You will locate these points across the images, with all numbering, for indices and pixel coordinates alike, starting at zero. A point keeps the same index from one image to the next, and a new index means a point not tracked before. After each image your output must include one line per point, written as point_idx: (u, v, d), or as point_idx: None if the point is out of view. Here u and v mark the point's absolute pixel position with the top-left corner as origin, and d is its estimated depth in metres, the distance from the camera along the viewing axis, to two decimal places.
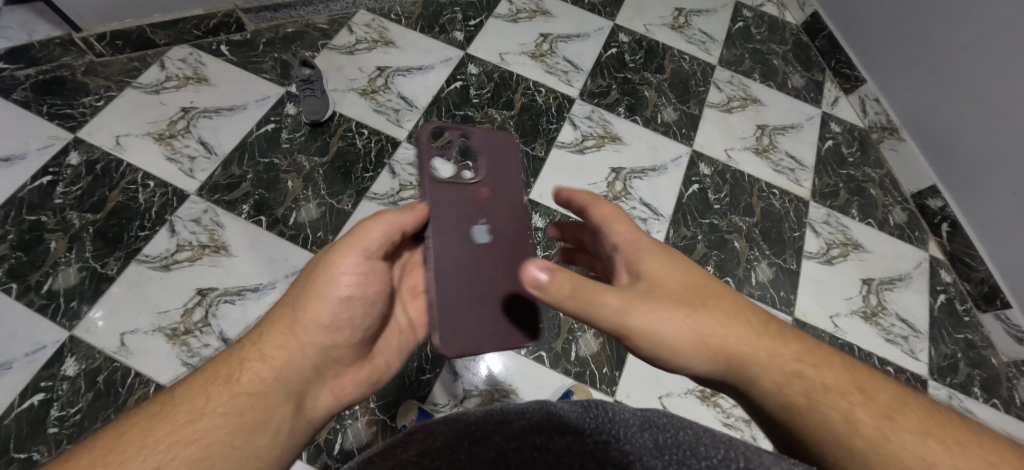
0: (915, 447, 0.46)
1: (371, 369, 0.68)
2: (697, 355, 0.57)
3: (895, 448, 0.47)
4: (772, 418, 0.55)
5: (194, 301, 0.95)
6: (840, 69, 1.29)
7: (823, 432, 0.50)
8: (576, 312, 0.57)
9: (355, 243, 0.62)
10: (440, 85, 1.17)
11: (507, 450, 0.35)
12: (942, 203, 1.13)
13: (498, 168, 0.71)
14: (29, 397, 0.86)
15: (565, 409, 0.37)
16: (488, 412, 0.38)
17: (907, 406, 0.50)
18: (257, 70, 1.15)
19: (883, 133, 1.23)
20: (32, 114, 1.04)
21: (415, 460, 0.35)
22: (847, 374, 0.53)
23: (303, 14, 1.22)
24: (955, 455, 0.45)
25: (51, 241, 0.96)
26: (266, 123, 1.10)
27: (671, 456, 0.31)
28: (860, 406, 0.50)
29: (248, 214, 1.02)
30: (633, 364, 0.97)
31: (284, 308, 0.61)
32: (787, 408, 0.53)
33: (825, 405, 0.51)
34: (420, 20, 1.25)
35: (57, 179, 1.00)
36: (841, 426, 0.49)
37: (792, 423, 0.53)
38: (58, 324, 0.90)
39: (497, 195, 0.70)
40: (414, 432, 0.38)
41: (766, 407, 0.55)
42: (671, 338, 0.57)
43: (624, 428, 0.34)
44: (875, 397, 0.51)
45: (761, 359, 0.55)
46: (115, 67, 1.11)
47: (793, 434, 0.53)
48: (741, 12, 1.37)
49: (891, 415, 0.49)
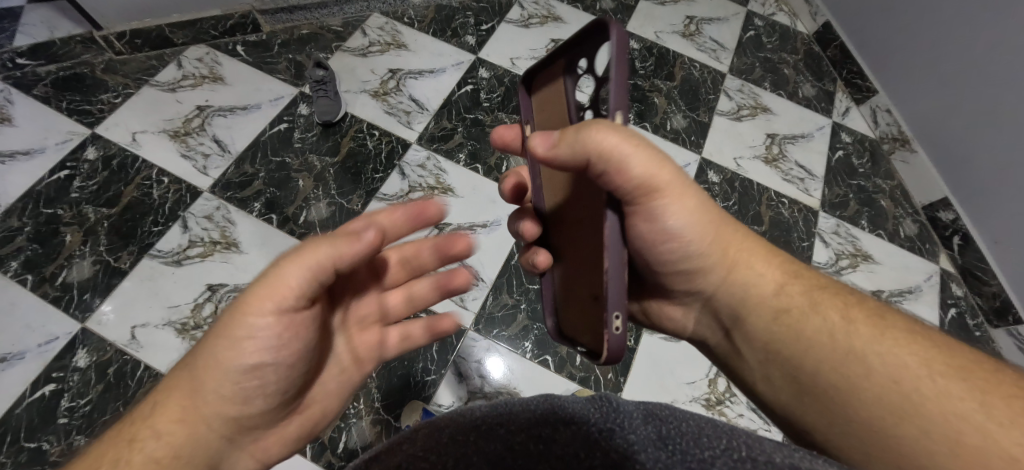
0: (882, 351, 0.49)
1: (300, 423, 0.57)
2: (706, 246, 0.57)
3: (859, 353, 0.50)
4: (752, 352, 0.57)
5: (204, 296, 0.96)
6: (851, 80, 1.29)
7: (811, 366, 0.52)
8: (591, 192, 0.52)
9: (271, 297, 0.48)
10: (451, 88, 1.18)
11: (513, 444, 0.36)
12: (954, 216, 1.13)
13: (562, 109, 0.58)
14: (40, 387, 0.87)
15: (569, 402, 0.36)
16: (494, 406, 0.38)
17: (895, 331, 0.50)
18: (271, 70, 1.17)
19: (895, 145, 1.22)
20: (52, 110, 1.07)
21: (422, 456, 0.36)
22: (824, 296, 0.55)
23: (317, 16, 1.24)
24: (940, 377, 0.46)
25: (66, 234, 0.98)
26: (279, 123, 1.12)
27: (675, 446, 0.31)
28: (849, 309, 0.53)
29: (259, 212, 1.03)
30: (639, 370, 0.97)
31: (181, 373, 0.50)
32: (779, 344, 0.55)
33: (812, 340, 0.53)
34: (433, 24, 1.26)
35: (74, 173, 1.02)
36: (833, 364, 0.51)
37: (779, 360, 0.55)
38: (71, 316, 0.92)
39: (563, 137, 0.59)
40: (419, 428, 0.39)
41: (753, 337, 0.57)
42: (681, 229, 0.56)
43: (629, 419, 0.34)
44: (859, 320, 0.52)
45: (763, 271, 0.58)
46: (134, 64, 1.14)
47: (782, 369, 0.55)
48: (753, 20, 1.38)
49: (876, 341, 0.50)
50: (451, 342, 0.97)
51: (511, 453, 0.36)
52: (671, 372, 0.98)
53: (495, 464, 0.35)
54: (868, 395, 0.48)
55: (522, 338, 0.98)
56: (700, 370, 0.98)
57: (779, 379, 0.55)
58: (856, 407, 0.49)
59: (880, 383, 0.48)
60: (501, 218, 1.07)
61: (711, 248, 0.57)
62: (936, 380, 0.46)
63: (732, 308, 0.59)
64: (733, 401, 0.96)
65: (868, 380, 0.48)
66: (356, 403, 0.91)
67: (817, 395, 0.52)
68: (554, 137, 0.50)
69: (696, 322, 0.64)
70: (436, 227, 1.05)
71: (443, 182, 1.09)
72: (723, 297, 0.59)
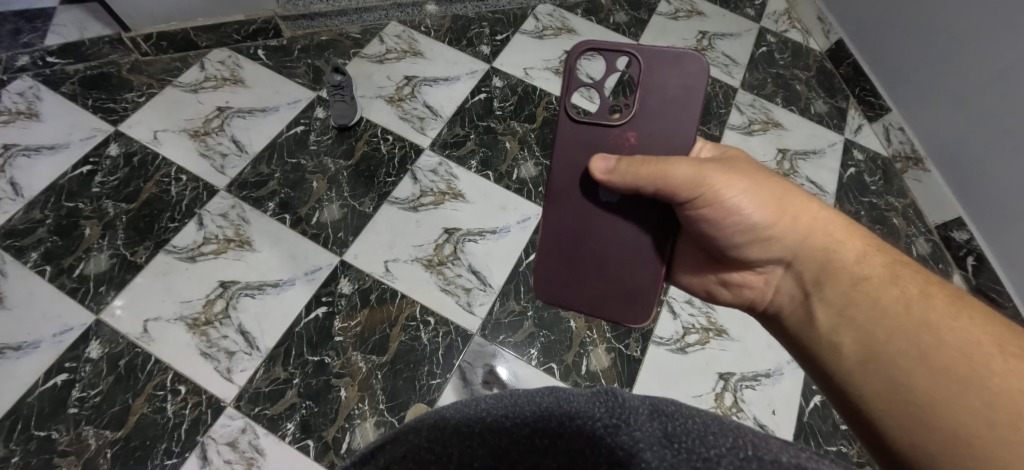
0: (955, 330, 0.49)
1: None
2: (777, 217, 0.61)
3: (930, 326, 0.50)
4: (828, 319, 0.57)
5: (216, 292, 0.97)
6: (864, 97, 1.29)
7: (884, 336, 0.52)
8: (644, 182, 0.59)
9: None
10: (465, 96, 1.20)
11: (518, 437, 0.35)
12: (968, 236, 1.11)
13: (659, 108, 0.61)
14: (53, 376, 0.89)
15: (573, 395, 0.36)
16: (500, 398, 0.37)
17: (972, 314, 0.50)
18: (290, 74, 1.19)
19: (907, 163, 1.21)
20: (78, 107, 1.10)
21: (427, 446, 0.35)
22: (905, 273, 0.55)
23: (336, 23, 1.26)
24: (1012, 358, 0.46)
25: (85, 228, 1.00)
26: (296, 125, 1.14)
27: (681, 445, 0.31)
28: (925, 286, 0.53)
29: (273, 212, 1.05)
30: (644, 381, 0.97)
31: None
32: (857, 310, 0.55)
33: (886, 309, 0.53)
34: (449, 33, 1.28)
35: (96, 168, 1.05)
36: (906, 335, 0.51)
37: (851, 326, 0.55)
38: (86, 307, 0.94)
39: (648, 131, 0.62)
40: (425, 418, 0.38)
41: (833, 304, 0.57)
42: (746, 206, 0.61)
43: (634, 415, 0.34)
44: (938, 297, 0.52)
45: (849, 239, 0.58)
46: (158, 66, 1.17)
47: (854, 339, 0.54)
48: (766, 37, 1.38)
49: (950, 317, 0.50)
50: (457, 347, 0.97)
51: (515, 447, 0.34)
52: (677, 385, 0.97)
53: (500, 457, 0.34)
54: (939, 367, 0.48)
55: (528, 345, 0.98)
56: (707, 384, 0.98)
57: (846, 345, 0.55)
58: (919, 376, 0.49)
59: (947, 358, 0.48)
60: (510, 225, 1.08)
61: (791, 224, 0.61)
62: (1007, 361, 0.46)
63: (814, 273, 0.60)
64: (740, 415, 0.96)
65: (940, 350, 0.49)
66: (361, 404, 0.92)
67: (885, 366, 0.51)
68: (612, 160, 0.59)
69: (779, 290, 0.65)
70: (446, 232, 1.06)
71: (454, 187, 1.10)
72: (809, 265, 0.60)
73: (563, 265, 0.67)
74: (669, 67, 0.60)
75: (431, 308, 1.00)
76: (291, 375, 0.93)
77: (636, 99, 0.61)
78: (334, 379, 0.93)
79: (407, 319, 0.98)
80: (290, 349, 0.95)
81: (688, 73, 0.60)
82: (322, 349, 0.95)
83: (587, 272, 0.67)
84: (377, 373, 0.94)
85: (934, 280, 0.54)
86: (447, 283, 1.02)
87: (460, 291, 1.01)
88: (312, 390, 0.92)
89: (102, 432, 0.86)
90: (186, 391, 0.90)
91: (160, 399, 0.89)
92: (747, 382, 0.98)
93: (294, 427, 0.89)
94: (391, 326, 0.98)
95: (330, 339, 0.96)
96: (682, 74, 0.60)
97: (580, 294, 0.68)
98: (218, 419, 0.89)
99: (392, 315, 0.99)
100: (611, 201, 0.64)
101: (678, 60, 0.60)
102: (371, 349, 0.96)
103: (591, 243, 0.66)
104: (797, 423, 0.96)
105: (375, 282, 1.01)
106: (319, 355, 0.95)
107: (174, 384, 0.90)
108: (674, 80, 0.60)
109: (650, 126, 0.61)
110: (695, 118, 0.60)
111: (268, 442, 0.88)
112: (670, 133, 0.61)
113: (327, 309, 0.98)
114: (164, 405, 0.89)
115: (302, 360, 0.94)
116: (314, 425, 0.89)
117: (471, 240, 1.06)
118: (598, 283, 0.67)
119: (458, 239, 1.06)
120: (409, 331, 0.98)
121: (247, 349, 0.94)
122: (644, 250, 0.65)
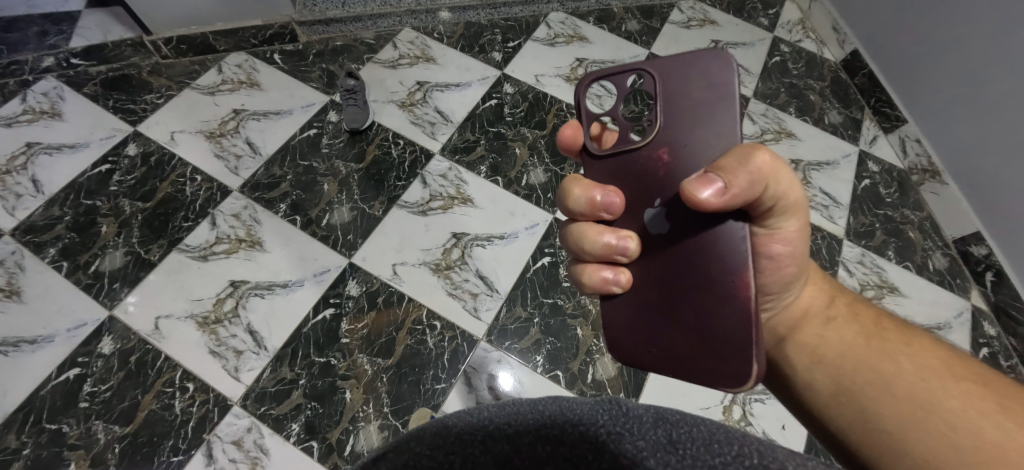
0: (914, 359, 0.48)
1: None
2: (805, 269, 0.57)
3: (887, 357, 0.50)
4: (798, 358, 0.55)
5: (226, 291, 0.99)
6: (879, 108, 1.27)
7: (849, 369, 0.51)
8: (749, 191, 0.45)
9: None
10: (476, 101, 1.21)
11: (520, 445, 0.33)
12: (987, 251, 1.09)
13: (696, 112, 0.48)
14: (65, 370, 0.90)
15: (576, 402, 0.34)
16: (500, 404, 0.35)
17: (922, 343, 0.50)
18: (305, 78, 1.21)
19: (924, 176, 1.19)
20: (99, 107, 1.13)
21: (430, 454, 0.34)
22: (864, 310, 0.56)
23: (351, 29, 1.28)
24: (965, 381, 0.46)
25: (102, 225, 1.03)
26: (309, 128, 1.15)
27: (687, 451, 0.30)
28: (882, 320, 0.54)
29: (284, 213, 1.06)
30: (651, 391, 0.96)
31: None
32: (824, 348, 0.53)
33: (850, 345, 0.52)
34: (461, 40, 1.30)
35: (114, 167, 1.08)
36: (867, 366, 0.50)
37: (822, 362, 0.53)
38: (99, 303, 0.96)
39: (687, 143, 0.49)
40: (426, 425, 0.36)
41: (803, 344, 0.55)
42: (797, 254, 0.55)
43: (639, 424, 0.32)
44: (891, 328, 0.52)
45: (824, 288, 0.59)
46: (177, 68, 1.20)
47: (824, 375, 0.52)
48: (779, 46, 1.37)
49: (903, 347, 0.50)
50: (462, 351, 0.97)
51: (517, 455, 0.33)
52: (685, 396, 0.96)
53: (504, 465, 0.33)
54: (904, 396, 0.47)
55: (534, 352, 0.98)
56: (715, 396, 0.96)
57: (820, 384, 0.52)
58: (886, 408, 0.47)
59: (907, 385, 0.47)
60: (518, 230, 1.08)
61: (801, 268, 0.56)
62: (962, 384, 0.46)
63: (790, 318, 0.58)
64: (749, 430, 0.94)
65: (900, 378, 0.48)
66: (365, 406, 0.92)
67: (854, 400, 0.49)
68: (718, 179, 0.44)
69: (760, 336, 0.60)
70: (454, 236, 1.06)
71: (463, 192, 1.11)
72: (788, 312, 0.58)
73: (631, 317, 0.53)
74: (694, 72, 0.49)
75: (437, 312, 1.00)
76: (296, 375, 0.93)
77: (660, 111, 0.50)
78: (340, 381, 0.93)
79: (414, 323, 0.99)
80: (296, 350, 0.95)
81: (717, 76, 0.48)
82: (328, 351, 0.96)
83: (660, 321, 0.51)
84: (382, 375, 0.94)
85: (890, 316, 0.55)
86: (454, 287, 1.02)
87: (467, 296, 1.01)
88: (317, 391, 0.92)
89: (111, 427, 0.87)
90: (194, 388, 0.91)
91: (168, 396, 0.90)
92: (756, 396, 0.97)
93: (299, 427, 0.90)
94: (397, 329, 0.98)
95: (336, 340, 0.96)
96: (709, 78, 0.48)
97: (658, 350, 0.51)
98: (224, 417, 0.89)
99: (399, 318, 0.99)
100: (663, 233, 0.50)
101: (702, 62, 0.48)
102: (377, 351, 0.96)
103: (659, 286, 0.51)
104: (807, 439, 0.94)
105: (383, 284, 1.01)
106: (325, 356, 0.95)
107: (182, 381, 0.92)
108: (699, 87, 0.49)
109: (687, 136, 0.49)
110: (737, 121, 0.46)
111: (273, 442, 0.88)
112: (717, 140, 0.47)
113: (335, 310, 0.99)
114: (172, 402, 0.90)
115: (308, 361, 0.94)
116: (318, 426, 0.90)
117: (479, 245, 1.06)
118: (675, 334, 0.50)
119: (467, 244, 1.06)
120: (415, 335, 0.98)
121: (255, 348, 0.95)
122: (726, 284, 0.47)
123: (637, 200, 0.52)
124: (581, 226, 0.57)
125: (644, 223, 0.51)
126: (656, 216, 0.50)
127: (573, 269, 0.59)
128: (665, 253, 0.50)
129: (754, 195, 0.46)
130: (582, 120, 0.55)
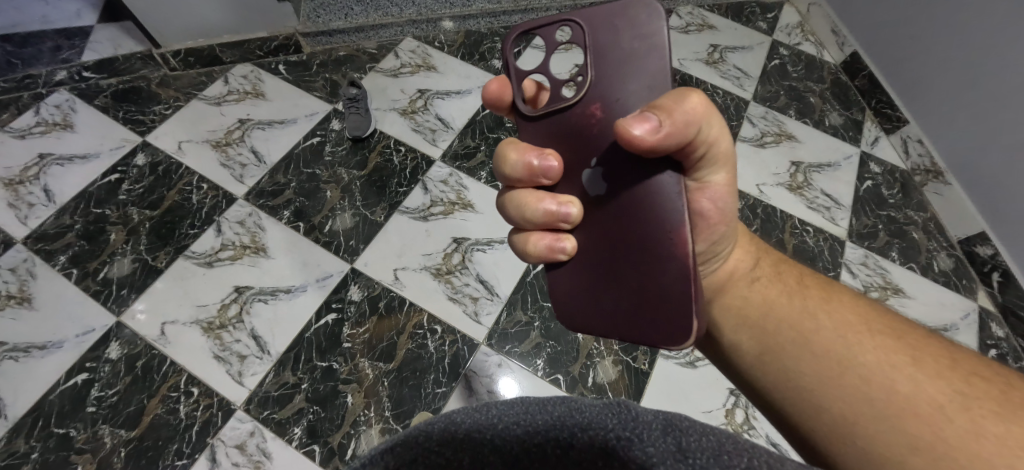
0: (831, 316, 0.50)
1: None
2: (730, 228, 0.58)
3: (805, 316, 0.51)
4: (726, 321, 0.56)
5: (231, 297, 1.00)
6: (880, 109, 1.27)
7: (772, 328, 0.53)
8: (678, 131, 0.45)
9: None
10: (476, 108, 1.23)
11: (529, 446, 0.33)
12: (993, 251, 1.08)
13: (622, 62, 0.48)
14: (73, 375, 0.92)
15: (585, 405, 0.34)
16: (508, 403, 0.35)
17: (842, 300, 0.52)
18: (309, 88, 1.24)
19: (927, 176, 1.18)
20: (110, 118, 1.16)
21: (438, 451, 0.33)
22: (787, 274, 0.58)
23: (354, 40, 1.31)
24: (878, 334, 0.47)
25: (111, 233, 1.05)
26: (312, 136, 1.18)
27: (696, 461, 0.30)
28: (805, 283, 0.56)
29: (288, 220, 1.08)
30: (651, 394, 0.95)
31: None
32: (750, 309, 0.55)
33: (773, 306, 0.54)
34: (462, 48, 1.32)
35: (124, 176, 1.10)
36: (790, 325, 0.52)
37: (747, 324, 0.54)
38: (107, 310, 0.98)
39: (618, 96, 0.49)
40: (433, 420, 0.35)
41: (730, 307, 0.57)
42: (720, 212, 0.56)
43: (647, 430, 0.32)
44: (811, 289, 0.54)
45: (749, 249, 0.61)
46: (185, 80, 1.23)
47: (751, 336, 0.54)
48: (778, 50, 1.38)
49: (823, 305, 0.52)
50: (463, 355, 0.97)
51: (526, 456, 0.33)
52: (686, 399, 0.95)
53: (511, 466, 0.33)
54: (820, 351, 0.48)
55: (535, 356, 0.98)
56: (717, 399, 0.95)
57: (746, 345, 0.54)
58: (805, 365, 0.49)
59: (823, 341, 0.49)
60: None
61: (729, 226, 0.57)
62: (875, 337, 0.47)
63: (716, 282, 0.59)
64: (752, 433, 0.93)
65: (817, 335, 0.49)
66: (367, 410, 0.92)
67: (777, 359, 0.51)
68: (652, 119, 0.44)
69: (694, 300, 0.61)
70: (455, 241, 1.07)
71: (464, 197, 1.12)
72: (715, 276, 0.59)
73: (578, 279, 0.54)
74: (621, 23, 0.48)
75: (438, 317, 1.00)
76: (299, 380, 0.94)
77: (591, 65, 0.49)
78: (342, 385, 0.94)
79: (415, 328, 0.99)
80: (299, 355, 0.96)
81: (645, 27, 0.47)
82: (331, 355, 0.96)
83: (605, 283, 0.52)
84: (384, 380, 0.95)
85: (812, 276, 0.58)
86: (454, 292, 1.03)
87: (467, 300, 1.02)
88: (319, 396, 0.93)
89: (117, 431, 0.89)
90: (198, 393, 0.92)
91: (173, 401, 0.91)
92: None
93: (301, 431, 0.90)
94: (399, 334, 0.99)
95: (339, 345, 0.97)
96: (636, 30, 0.48)
97: (605, 311, 0.52)
98: (228, 421, 0.90)
99: (400, 323, 1.00)
100: (601, 194, 0.51)
101: (628, 14, 0.48)
102: (379, 355, 0.97)
103: (602, 248, 0.52)
104: None
105: (385, 289, 1.02)
106: (327, 361, 0.96)
107: (187, 386, 0.93)
108: (628, 37, 0.48)
109: (619, 89, 0.48)
110: (665, 72, 0.46)
111: (275, 446, 0.89)
112: (651, 90, 0.47)
113: (337, 315, 1.00)
114: (177, 406, 0.91)
115: (310, 366, 0.95)
116: (320, 431, 0.90)
117: (479, 249, 1.07)
118: (618, 294, 0.51)
119: (467, 248, 1.07)
120: (416, 339, 0.98)
121: (258, 353, 0.96)
122: (661, 239, 0.47)
123: (577, 159, 0.52)
124: (519, 194, 0.57)
125: (583, 185, 0.52)
126: (594, 176, 0.51)
127: (515, 240, 0.59)
128: (603, 214, 0.51)
129: (684, 138, 0.46)
130: (513, 79, 0.55)
